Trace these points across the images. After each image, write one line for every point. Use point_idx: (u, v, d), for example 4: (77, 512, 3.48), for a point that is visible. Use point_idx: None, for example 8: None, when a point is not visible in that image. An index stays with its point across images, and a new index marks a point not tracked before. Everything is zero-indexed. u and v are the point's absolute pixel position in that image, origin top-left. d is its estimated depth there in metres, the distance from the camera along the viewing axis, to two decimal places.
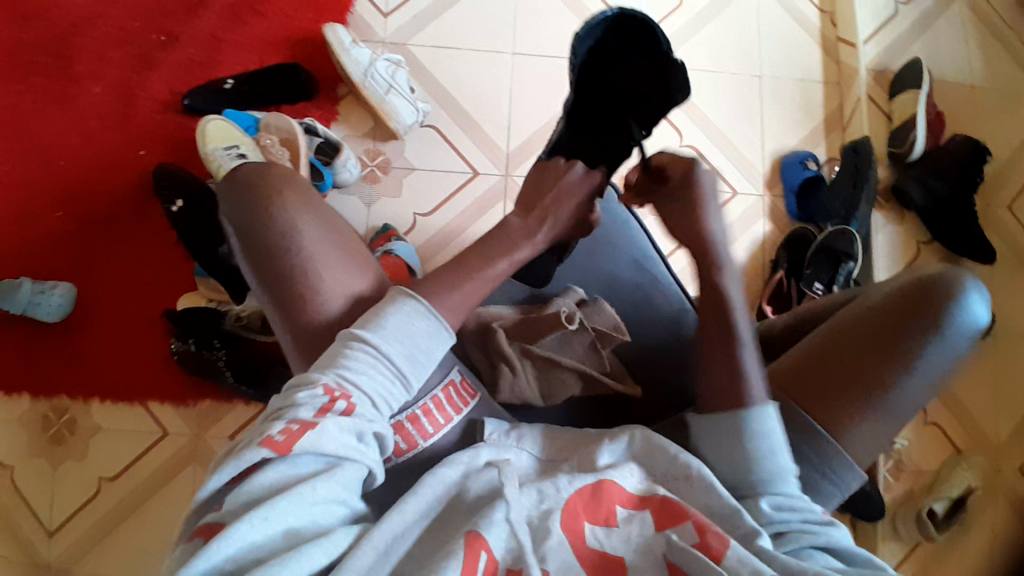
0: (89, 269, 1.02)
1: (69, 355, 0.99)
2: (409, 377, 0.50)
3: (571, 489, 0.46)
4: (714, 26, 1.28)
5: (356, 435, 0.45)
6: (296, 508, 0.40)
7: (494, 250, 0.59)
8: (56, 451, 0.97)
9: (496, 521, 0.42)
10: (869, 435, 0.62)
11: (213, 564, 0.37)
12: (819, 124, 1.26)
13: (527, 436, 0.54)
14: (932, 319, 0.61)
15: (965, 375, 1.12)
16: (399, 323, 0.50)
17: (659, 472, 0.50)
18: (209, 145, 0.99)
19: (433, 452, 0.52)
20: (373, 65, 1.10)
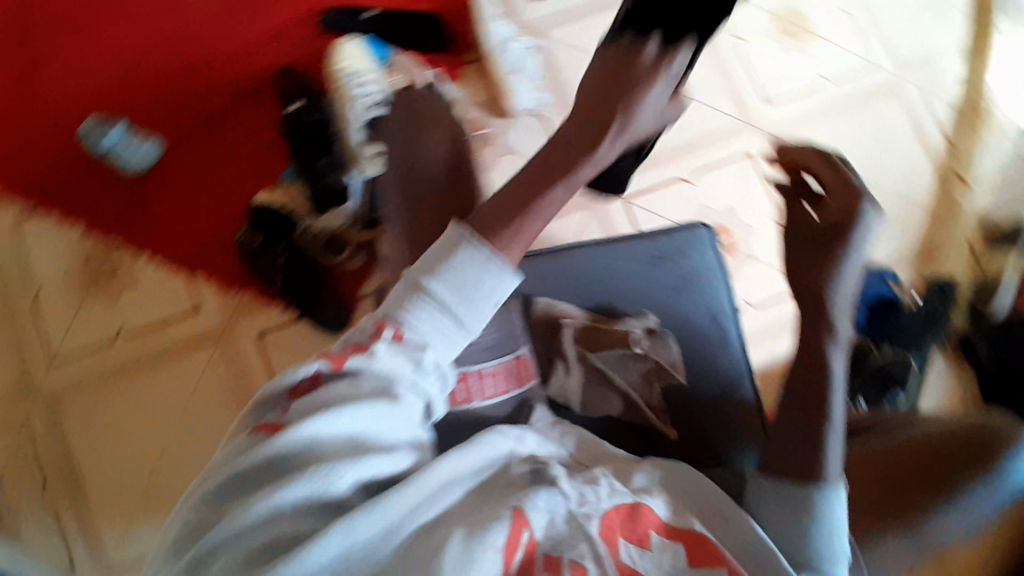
0: (180, 136, 1.03)
1: (135, 209, 1.00)
2: (463, 314, 0.44)
3: (610, 503, 0.45)
4: (847, 122, 1.23)
5: (412, 363, 0.44)
6: (362, 418, 0.41)
7: (558, 148, 0.52)
8: (87, 290, 0.98)
9: (540, 506, 0.42)
10: (894, 560, 0.59)
11: (281, 452, 0.39)
12: (908, 251, 1.24)
13: (570, 435, 0.53)
14: (987, 464, 0.60)
15: None
16: (451, 258, 0.45)
17: (695, 507, 0.49)
18: (343, 65, 0.96)
19: (481, 413, 0.53)
20: (508, 43, 1.13)
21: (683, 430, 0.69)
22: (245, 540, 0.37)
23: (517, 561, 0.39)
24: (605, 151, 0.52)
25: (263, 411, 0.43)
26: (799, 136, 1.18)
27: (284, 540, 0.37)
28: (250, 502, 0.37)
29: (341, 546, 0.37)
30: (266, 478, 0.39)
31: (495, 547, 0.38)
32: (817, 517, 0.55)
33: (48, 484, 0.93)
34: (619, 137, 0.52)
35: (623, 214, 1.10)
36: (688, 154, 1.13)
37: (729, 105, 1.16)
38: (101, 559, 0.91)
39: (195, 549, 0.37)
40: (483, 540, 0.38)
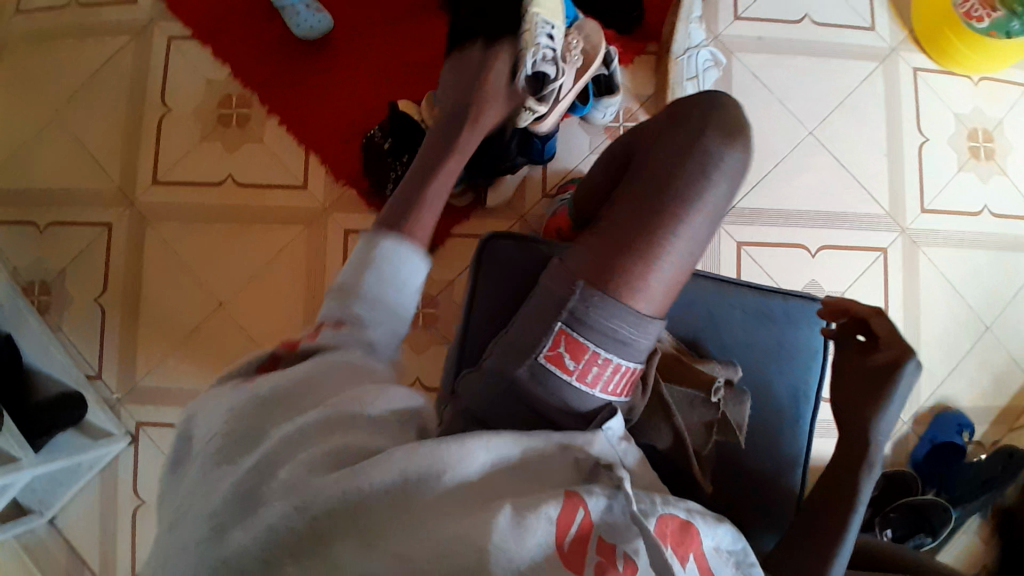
0: (351, 17, 1.02)
1: (285, 69, 1.01)
2: (393, 304, 0.52)
3: (663, 512, 0.46)
4: (994, 260, 1.13)
5: (357, 343, 0.49)
6: (339, 367, 0.46)
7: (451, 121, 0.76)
8: (213, 129, 1.01)
9: (596, 495, 0.44)
10: None
11: (294, 379, 0.43)
12: (1006, 412, 1.13)
13: (629, 453, 0.52)
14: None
15: None
16: (375, 262, 0.52)
17: (732, 553, 0.49)
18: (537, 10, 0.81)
19: (590, 402, 0.51)
20: (698, 49, 1.06)
21: (720, 485, 0.68)
22: (303, 449, 0.39)
23: (572, 536, 0.41)
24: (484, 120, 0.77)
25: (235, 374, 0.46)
26: (937, 252, 1.11)
27: (338, 454, 0.40)
28: (296, 419, 0.41)
29: (398, 472, 0.39)
30: (297, 395, 0.43)
31: (549, 519, 0.40)
32: None
33: (105, 292, 0.98)
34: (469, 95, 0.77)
35: (731, 254, 1.07)
36: (824, 226, 1.09)
37: (885, 194, 1.11)
38: (131, 376, 0.96)
39: (256, 452, 0.38)
40: (536, 512, 0.40)
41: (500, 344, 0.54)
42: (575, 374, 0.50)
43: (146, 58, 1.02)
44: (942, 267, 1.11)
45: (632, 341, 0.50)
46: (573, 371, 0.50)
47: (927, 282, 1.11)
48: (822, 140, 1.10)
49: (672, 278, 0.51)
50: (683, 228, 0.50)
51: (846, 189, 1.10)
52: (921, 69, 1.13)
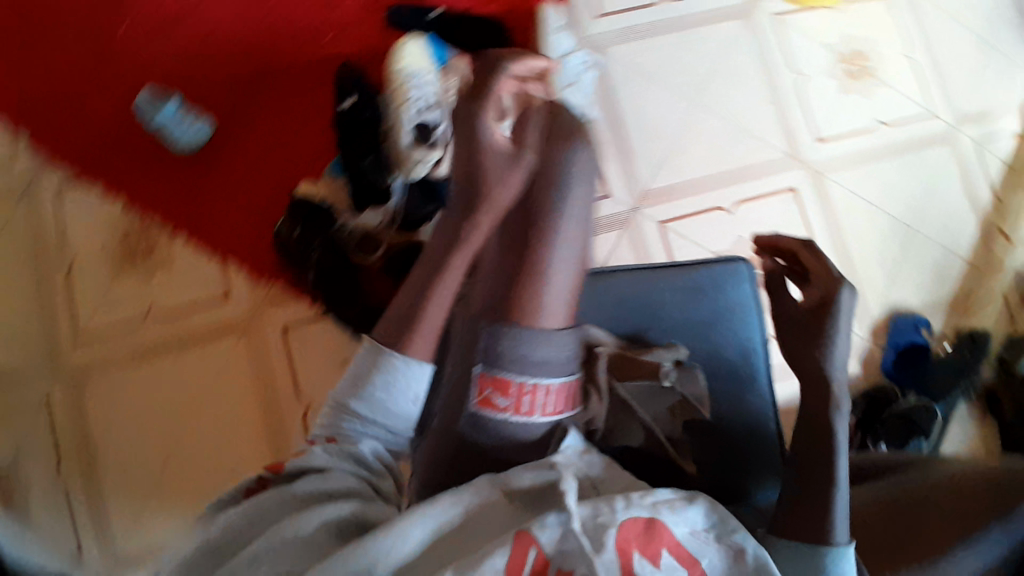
0: (229, 123, 1.02)
1: (178, 191, 1.00)
2: (387, 417, 0.56)
3: (626, 514, 0.47)
4: (894, 167, 1.19)
5: (349, 455, 0.54)
6: (305, 487, 0.49)
7: (467, 99, 0.54)
8: (123, 267, 1.00)
9: (551, 524, 0.45)
10: None
11: (242, 518, 0.47)
12: (946, 299, 1.18)
13: (593, 459, 0.53)
14: (1002, 509, 0.64)
15: None
16: (370, 378, 0.55)
17: (714, 528, 0.49)
18: (402, 64, 0.90)
19: (533, 428, 0.52)
20: (569, 56, 1.09)
21: (701, 465, 0.69)
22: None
23: None
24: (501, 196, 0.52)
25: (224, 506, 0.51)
26: (843, 176, 1.16)
27: None
28: (239, 557, 0.44)
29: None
30: (241, 535, 0.46)
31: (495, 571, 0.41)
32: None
33: (62, 464, 0.95)
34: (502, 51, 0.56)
35: (657, 236, 1.10)
36: (730, 182, 1.13)
37: (780, 137, 1.15)
38: (113, 538, 0.93)
39: None
40: (479, 568, 0.42)
41: (443, 399, 0.55)
42: (510, 410, 0.51)
43: (39, 219, 1.00)
44: (853, 187, 1.16)
45: (550, 358, 0.51)
46: (508, 407, 0.51)
47: (842, 204, 1.16)
48: (707, 105, 1.15)
49: (568, 283, 0.53)
50: (560, 239, 0.53)
51: (745, 142, 1.14)
52: (775, 15, 1.19)
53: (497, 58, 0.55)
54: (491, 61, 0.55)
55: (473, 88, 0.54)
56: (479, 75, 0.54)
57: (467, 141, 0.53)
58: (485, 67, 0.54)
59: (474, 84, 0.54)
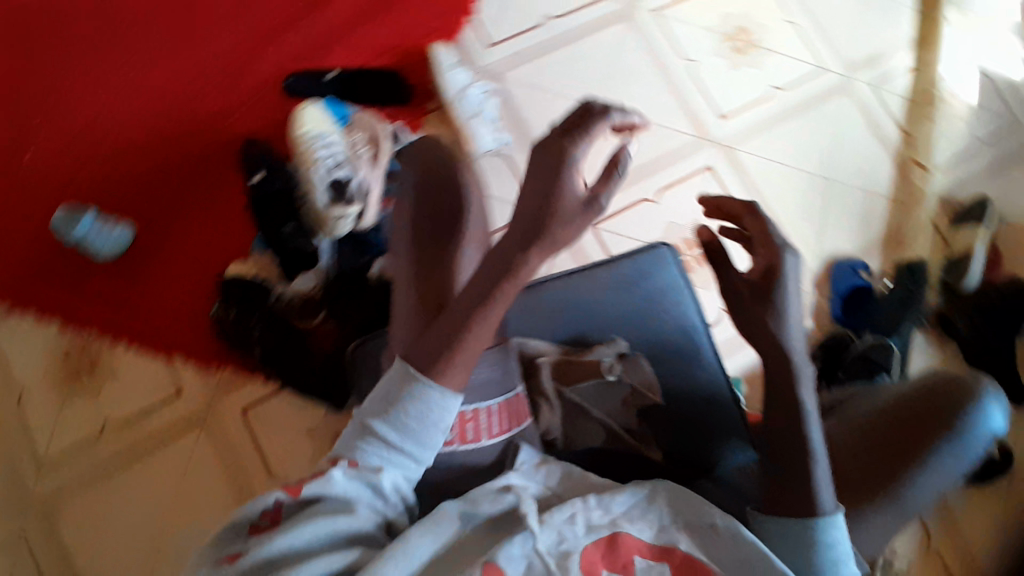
0: (150, 222, 1.02)
1: (111, 300, 0.99)
2: (416, 448, 0.52)
3: (588, 538, 0.52)
4: (799, 126, 1.23)
5: (368, 486, 0.51)
6: (313, 530, 0.47)
7: (553, 138, 0.50)
8: (70, 387, 0.98)
9: (516, 555, 0.49)
10: (883, 531, 0.64)
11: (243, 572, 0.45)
12: (878, 237, 1.22)
13: (553, 471, 0.58)
14: (949, 423, 0.65)
15: (980, 503, 1.07)
16: (409, 406, 0.51)
17: (683, 520, 0.55)
18: (304, 130, 0.92)
19: (483, 451, 0.58)
20: (467, 91, 1.10)
21: (665, 447, 0.69)
22: None
23: None
24: (535, 260, 0.51)
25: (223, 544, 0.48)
26: (752, 147, 1.21)
27: None
28: None
29: None
30: None
31: None
32: (818, 552, 0.56)
33: None
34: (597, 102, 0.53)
35: (592, 240, 1.12)
36: (649, 174, 1.16)
37: (686, 122, 1.20)
38: None
39: None
40: None
41: None
42: (456, 439, 0.57)
43: None
44: (764, 154, 1.21)
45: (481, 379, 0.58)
46: (453, 438, 0.57)
47: (758, 172, 1.20)
48: (612, 106, 1.18)
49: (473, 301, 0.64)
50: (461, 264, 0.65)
51: (654, 134, 1.18)
52: (656, 10, 1.24)
53: (584, 109, 0.52)
54: (578, 112, 0.52)
55: (558, 131, 0.51)
56: (567, 122, 0.51)
57: (546, 180, 0.50)
58: (573, 116, 0.51)
59: (559, 128, 0.51)
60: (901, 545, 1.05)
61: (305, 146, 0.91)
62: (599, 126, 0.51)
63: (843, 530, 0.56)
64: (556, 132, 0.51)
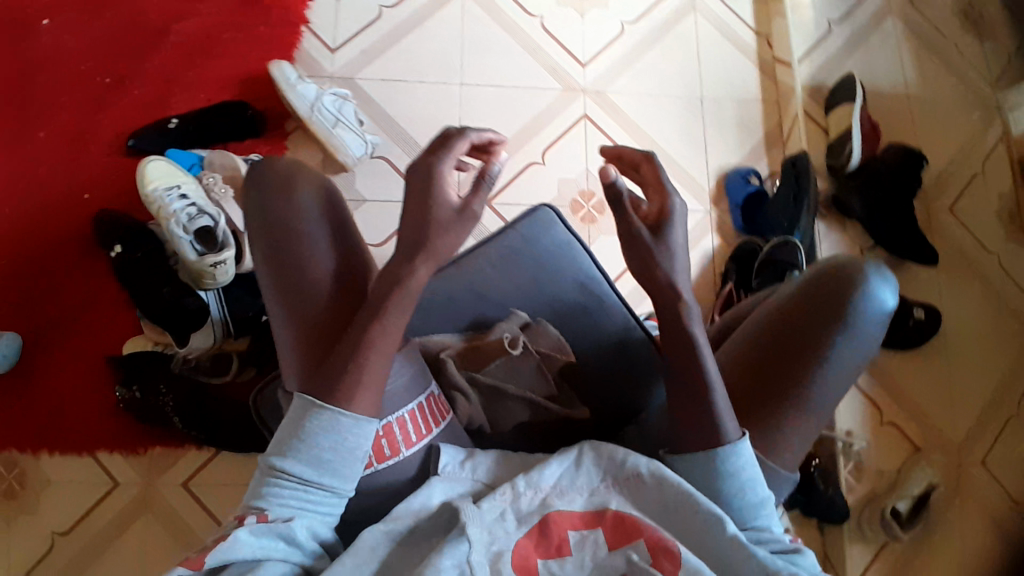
0: (32, 321, 0.96)
1: (11, 412, 0.93)
2: (328, 479, 0.51)
3: (519, 532, 0.52)
4: (656, 55, 1.25)
5: (278, 535, 0.49)
6: None
7: (422, 160, 0.54)
8: (5, 507, 0.90)
9: (445, 567, 0.49)
10: (799, 435, 0.63)
11: None
12: (759, 141, 1.24)
13: (481, 463, 0.58)
14: (839, 312, 0.62)
15: (913, 363, 1.12)
16: (312, 438, 0.51)
17: (615, 472, 0.56)
18: (150, 187, 0.92)
19: (405, 463, 0.58)
20: (320, 101, 1.06)
21: (592, 404, 0.72)
22: None
23: None
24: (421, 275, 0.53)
25: None
26: (621, 85, 1.22)
27: None
28: None
29: None
30: None
31: None
32: (725, 482, 0.56)
33: None
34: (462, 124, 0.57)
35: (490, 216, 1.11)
36: (527, 139, 1.16)
37: (548, 78, 1.20)
38: None
39: None
40: None
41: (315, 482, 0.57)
42: (374, 461, 0.57)
43: None
44: (631, 90, 1.22)
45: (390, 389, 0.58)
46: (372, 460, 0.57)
47: (630, 108, 1.21)
48: (473, 81, 1.16)
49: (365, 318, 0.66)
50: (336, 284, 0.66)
51: (523, 95, 1.18)
52: None
53: (448, 132, 0.56)
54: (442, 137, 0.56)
55: (426, 154, 0.54)
56: (437, 147, 0.55)
57: (421, 198, 0.53)
58: (440, 141, 0.55)
59: (429, 152, 0.54)
60: (854, 423, 1.08)
61: (157, 202, 0.92)
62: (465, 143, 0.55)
63: (747, 454, 0.57)
64: (424, 155, 0.54)
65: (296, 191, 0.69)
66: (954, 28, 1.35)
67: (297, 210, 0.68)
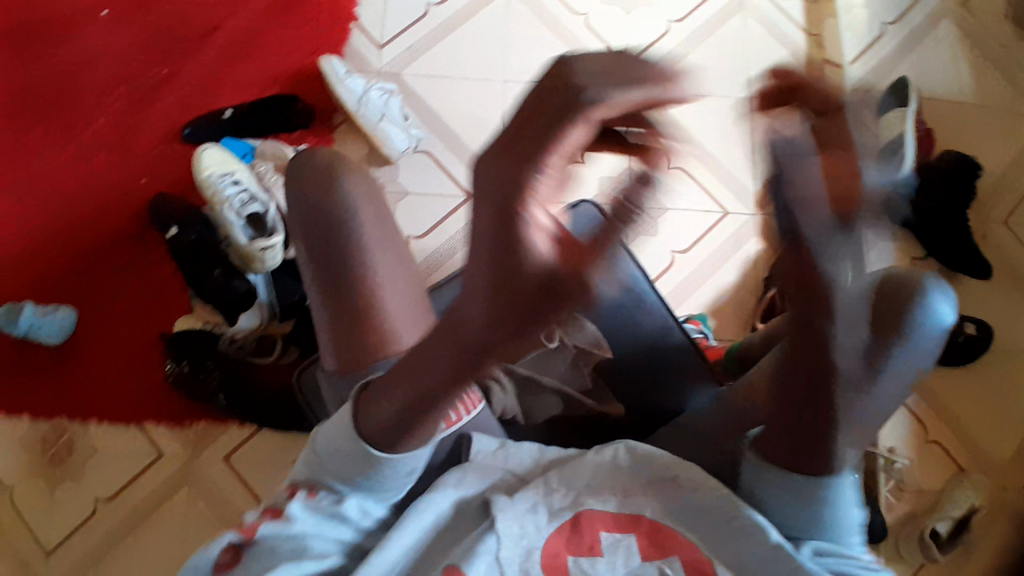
0: (87, 297, 1.01)
1: (65, 382, 0.98)
2: (371, 491, 0.54)
3: (550, 530, 0.53)
4: (702, 55, 1.24)
5: (326, 515, 0.54)
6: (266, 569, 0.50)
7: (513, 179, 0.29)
8: (54, 472, 0.95)
9: (481, 556, 0.50)
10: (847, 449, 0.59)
11: None
12: None
13: (513, 453, 0.59)
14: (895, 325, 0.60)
15: (960, 380, 1.09)
16: (352, 463, 0.52)
17: (651, 475, 0.57)
18: (205, 171, 0.97)
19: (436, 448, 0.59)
20: (366, 95, 1.09)
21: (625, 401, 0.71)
22: None
23: None
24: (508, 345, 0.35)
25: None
26: None
27: None
28: None
29: None
30: None
31: None
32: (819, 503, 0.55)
33: None
34: (576, 62, 0.30)
35: None
36: None
37: None
38: None
39: None
40: None
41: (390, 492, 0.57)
42: None
43: None
44: None
45: None
46: None
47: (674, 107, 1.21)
48: (516, 77, 1.17)
49: (400, 307, 0.68)
50: (376, 274, 0.69)
51: None
52: None
53: (570, 87, 0.29)
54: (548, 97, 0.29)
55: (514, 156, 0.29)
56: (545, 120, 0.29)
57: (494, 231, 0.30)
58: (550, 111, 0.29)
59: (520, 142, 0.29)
60: (896, 440, 1.05)
61: (209, 187, 0.96)
62: (586, 132, 0.29)
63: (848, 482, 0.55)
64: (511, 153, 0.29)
65: (337, 183, 0.71)
66: (1014, 34, 1.31)
67: (339, 199, 0.70)
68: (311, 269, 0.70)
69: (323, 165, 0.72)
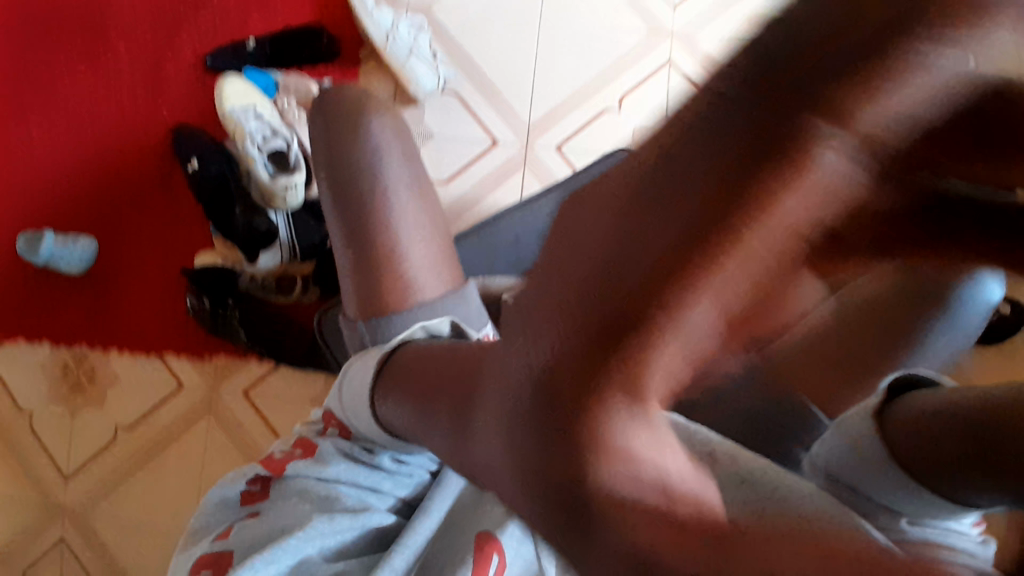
0: (108, 227, 1.00)
1: (86, 311, 0.98)
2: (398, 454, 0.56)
3: None
4: None
5: (360, 462, 0.56)
6: (301, 510, 0.53)
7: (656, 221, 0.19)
8: (75, 398, 0.96)
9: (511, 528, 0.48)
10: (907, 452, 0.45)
11: (250, 544, 0.52)
12: None
13: None
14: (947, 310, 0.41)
15: None
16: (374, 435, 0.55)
17: None
18: (228, 106, 0.96)
19: None
20: (395, 30, 1.04)
21: None
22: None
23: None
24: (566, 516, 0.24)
25: (227, 515, 0.57)
26: None
27: None
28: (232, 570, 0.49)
29: None
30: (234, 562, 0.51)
31: None
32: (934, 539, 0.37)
33: None
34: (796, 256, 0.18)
35: (556, 160, 1.08)
36: (602, 85, 1.11)
37: (634, 20, 1.13)
38: None
39: None
40: None
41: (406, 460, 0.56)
42: None
43: None
44: None
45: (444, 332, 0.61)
46: None
47: None
48: (553, 17, 1.12)
49: (424, 257, 0.66)
50: (401, 222, 0.66)
51: (606, 38, 1.12)
52: None
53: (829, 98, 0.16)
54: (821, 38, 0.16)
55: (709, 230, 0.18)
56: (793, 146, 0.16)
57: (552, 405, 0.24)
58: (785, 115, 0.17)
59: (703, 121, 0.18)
60: None
61: (235, 122, 0.95)
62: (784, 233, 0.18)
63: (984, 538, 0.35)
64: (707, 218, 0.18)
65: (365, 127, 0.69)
66: None
67: (366, 143, 0.68)
68: (333, 213, 0.68)
69: (353, 107, 0.70)
